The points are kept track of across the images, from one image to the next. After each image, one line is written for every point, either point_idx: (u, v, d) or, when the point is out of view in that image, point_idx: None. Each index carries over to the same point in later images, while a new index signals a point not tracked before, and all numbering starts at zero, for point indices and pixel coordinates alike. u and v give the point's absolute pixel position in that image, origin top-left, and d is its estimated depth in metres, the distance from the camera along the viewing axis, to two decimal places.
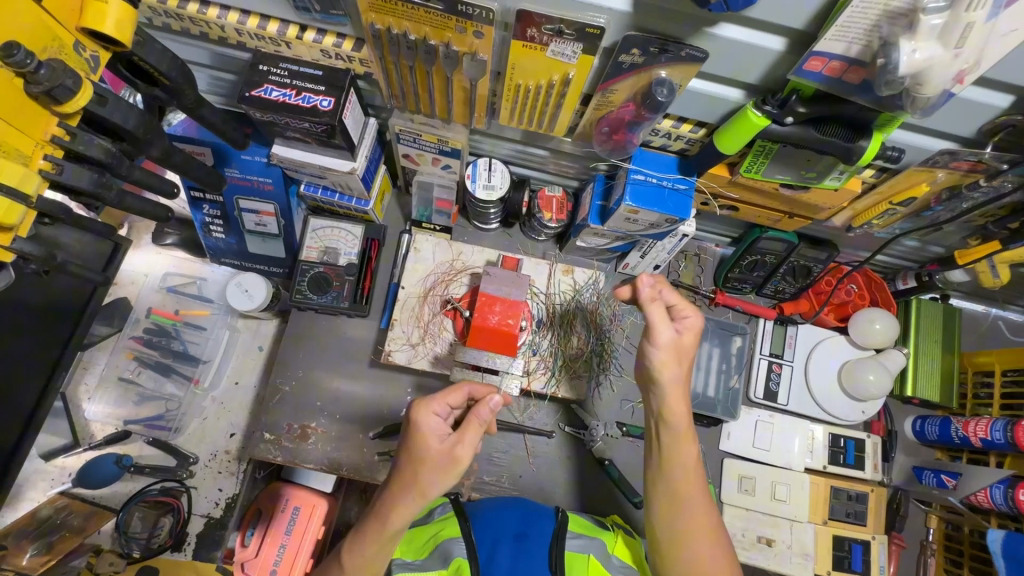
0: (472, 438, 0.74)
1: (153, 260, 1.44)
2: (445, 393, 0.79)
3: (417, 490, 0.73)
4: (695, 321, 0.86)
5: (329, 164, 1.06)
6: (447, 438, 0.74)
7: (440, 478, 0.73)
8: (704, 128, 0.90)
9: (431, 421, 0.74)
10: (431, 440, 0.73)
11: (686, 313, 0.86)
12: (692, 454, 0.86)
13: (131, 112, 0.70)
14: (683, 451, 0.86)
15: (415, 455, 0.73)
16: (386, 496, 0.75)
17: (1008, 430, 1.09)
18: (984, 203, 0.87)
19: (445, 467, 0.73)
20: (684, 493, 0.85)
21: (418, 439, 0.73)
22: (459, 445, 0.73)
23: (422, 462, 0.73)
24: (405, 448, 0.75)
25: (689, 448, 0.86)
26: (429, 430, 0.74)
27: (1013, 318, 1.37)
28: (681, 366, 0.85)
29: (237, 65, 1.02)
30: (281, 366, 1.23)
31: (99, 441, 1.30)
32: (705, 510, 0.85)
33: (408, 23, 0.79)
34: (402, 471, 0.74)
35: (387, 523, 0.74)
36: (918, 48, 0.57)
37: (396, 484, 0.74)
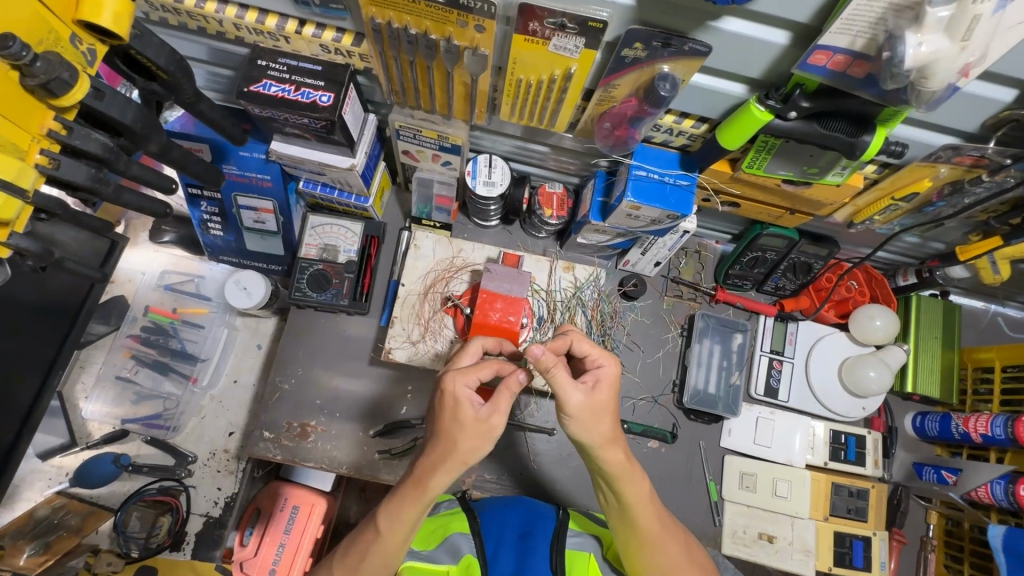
0: (504, 405, 0.73)
1: (150, 257, 1.42)
2: (474, 366, 0.76)
3: (456, 456, 0.73)
4: (610, 369, 0.78)
5: (328, 160, 1.05)
6: (481, 407, 0.74)
7: (477, 444, 0.73)
8: (706, 123, 0.90)
9: (466, 391, 0.74)
10: (466, 407, 0.72)
11: (605, 363, 0.79)
12: (642, 492, 0.80)
13: (128, 106, 0.69)
14: (631, 491, 0.79)
15: (450, 422, 0.73)
16: (422, 462, 0.75)
17: (1008, 426, 1.09)
18: (986, 198, 0.87)
19: (479, 433, 0.73)
20: (652, 536, 0.81)
21: (452, 406, 0.73)
22: (493, 414, 0.73)
23: (457, 427, 0.73)
24: (438, 416, 0.75)
25: (632, 487, 0.79)
26: (464, 399, 0.73)
27: (1013, 313, 1.37)
28: (607, 419, 0.76)
29: (236, 61, 1.01)
30: (281, 365, 1.22)
31: (96, 440, 1.29)
32: (677, 543, 0.83)
33: (409, 17, 0.78)
34: (438, 438, 0.74)
35: (427, 486, 0.74)
36: (924, 41, 0.57)
37: (433, 451, 0.74)
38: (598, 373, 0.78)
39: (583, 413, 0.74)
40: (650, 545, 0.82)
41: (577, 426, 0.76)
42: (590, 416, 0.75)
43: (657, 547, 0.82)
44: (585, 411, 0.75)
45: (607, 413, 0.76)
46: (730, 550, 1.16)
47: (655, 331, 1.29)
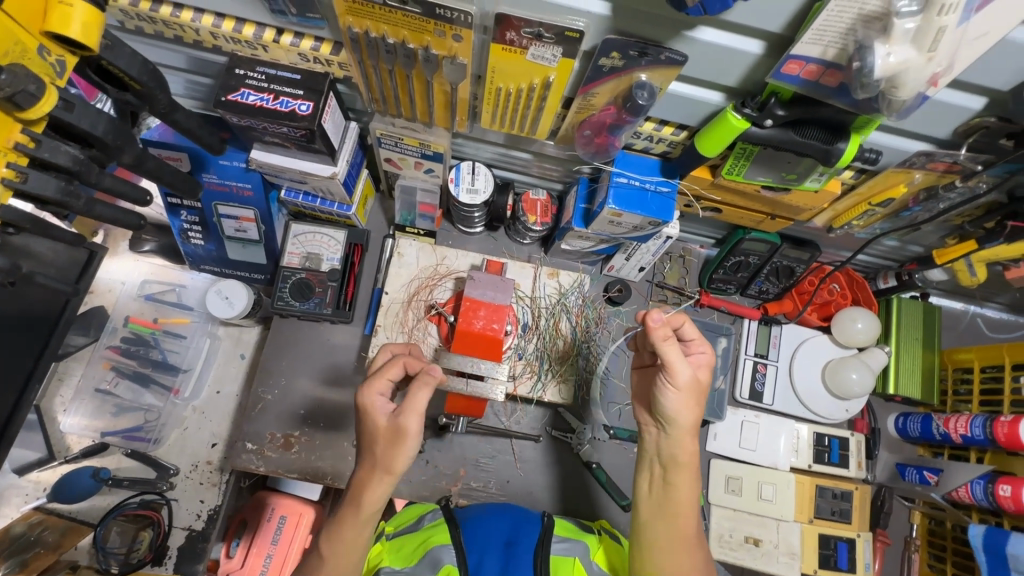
0: (415, 407, 0.74)
1: (130, 267, 1.40)
2: (378, 373, 0.80)
3: (379, 468, 0.76)
4: (707, 358, 0.85)
5: (309, 169, 1.04)
6: (391, 413, 0.77)
7: (393, 449, 0.75)
8: (686, 130, 0.90)
9: (375, 400, 0.78)
10: (376, 415, 0.77)
11: (704, 350, 0.85)
12: (692, 492, 0.85)
13: (100, 118, 0.68)
14: (683, 490, 0.84)
15: (366, 434, 0.77)
16: (356, 480, 0.78)
17: (987, 426, 1.11)
18: (960, 203, 0.88)
19: (395, 441, 0.75)
20: (684, 535, 0.82)
21: (364, 417, 0.78)
22: (400, 416, 0.75)
23: (374, 437, 0.76)
24: (361, 430, 0.79)
25: (688, 483, 0.84)
26: (374, 407, 0.78)
27: (991, 314, 1.39)
28: (698, 405, 0.83)
29: (214, 69, 1.00)
30: (264, 375, 1.21)
31: (75, 454, 1.26)
32: (697, 549, 0.83)
33: (387, 27, 0.78)
34: (363, 454, 0.78)
35: (360, 501, 0.77)
36: (892, 52, 0.58)
37: (362, 467, 0.78)
38: (699, 358, 0.85)
39: (681, 389, 0.81)
40: (681, 541, 0.82)
41: (672, 399, 0.82)
42: (682, 394, 0.81)
43: (682, 547, 0.82)
44: (685, 388, 0.81)
45: (693, 404, 0.83)
46: (717, 554, 1.16)
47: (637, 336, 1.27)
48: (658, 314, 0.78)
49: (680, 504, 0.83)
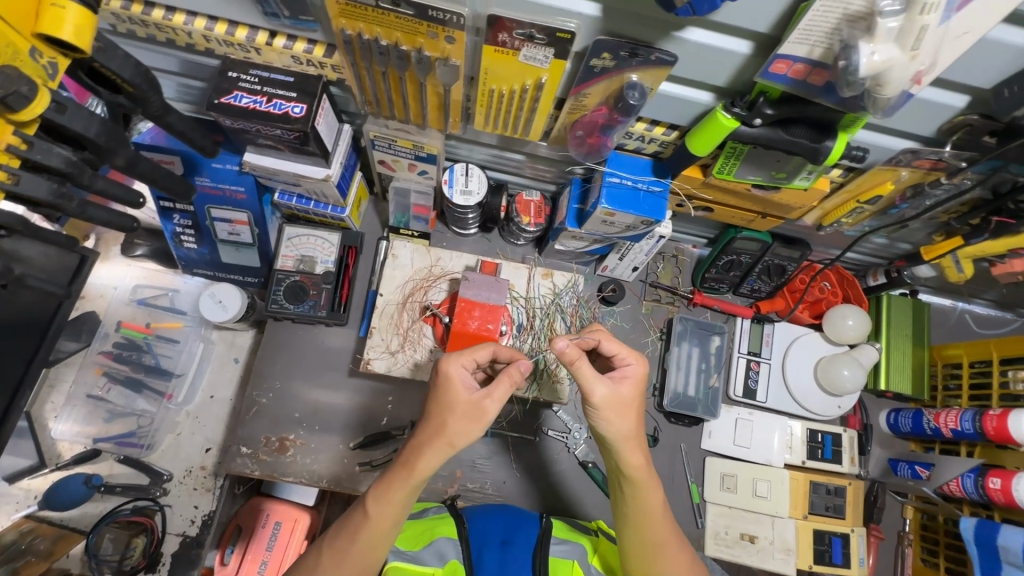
0: (500, 392, 0.76)
1: (122, 272, 1.39)
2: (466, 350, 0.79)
3: (443, 438, 0.74)
4: (637, 369, 0.81)
5: (303, 171, 1.04)
6: (477, 392, 0.75)
7: (469, 428, 0.74)
8: (677, 130, 0.92)
9: (462, 373, 0.76)
10: (461, 388, 0.74)
11: (632, 363, 0.81)
12: (657, 498, 0.81)
13: (93, 120, 0.69)
14: (651, 501, 0.81)
15: (444, 402, 0.75)
16: (414, 443, 0.75)
17: (976, 420, 1.12)
18: (945, 200, 0.90)
19: (470, 416, 0.74)
20: (659, 545, 0.81)
21: (448, 387, 0.75)
22: (488, 398, 0.75)
23: (449, 409, 0.74)
24: (433, 396, 0.76)
25: (651, 493, 0.81)
26: (458, 378, 0.75)
27: (979, 311, 1.41)
28: (630, 417, 0.78)
29: (206, 73, 1.00)
30: (258, 379, 1.21)
31: (67, 460, 1.25)
32: (680, 552, 0.83)
33: (379, 29, 0.78)
34: (429, 419, 0.75)
35: (414, 468, 0.74)
36: (877, 51, 0.59)
37: (423, 432, 0.75)
38: (625, 371, 0.81)
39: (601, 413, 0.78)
40: (658, 553, 0.81)
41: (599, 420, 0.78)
42: (608, 414, 0.77)
43: (659, 557, 0.81)
44: (609, 405, 0.77)
45: (630, 412, 0.78)
46: (713, 551, 1.17)
47: (635, 337, 1.30)
48: (564, 339, 0.77)
49: (648, 515, 0.81)
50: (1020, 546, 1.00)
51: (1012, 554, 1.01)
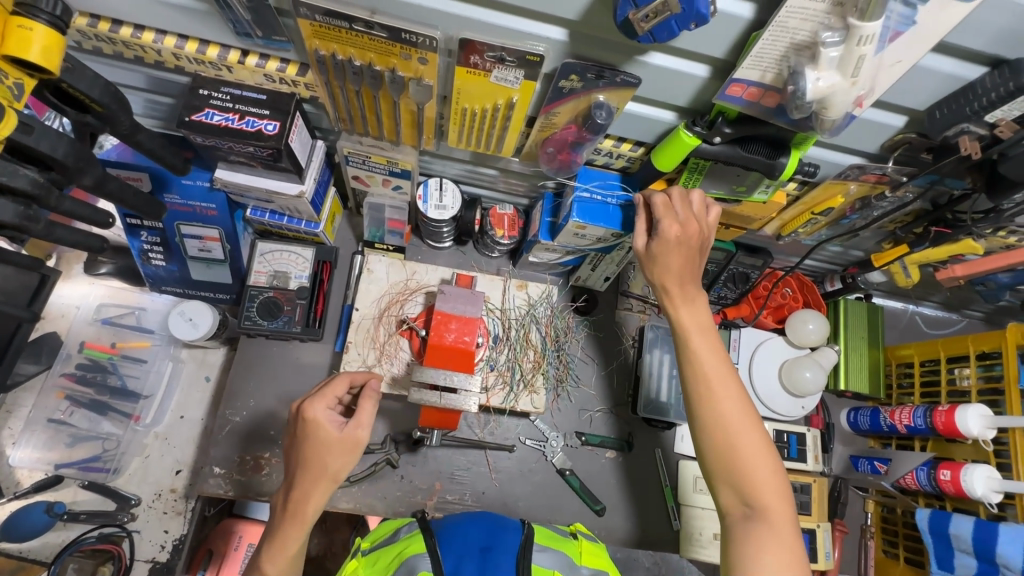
0: (366, 417, 0.82)
1: (85, 291, 1.36)
2: (325, 389, 0.83)
3: (326, 478, 0.79)
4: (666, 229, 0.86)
5: (275, 188, 1.04)
6: (345, 425, 0.81)
7: (347, 460, 0.80)
8: (643, 147, 0.96)
9: (327, 413, 0.81)
10: (329, 428, 0.80)
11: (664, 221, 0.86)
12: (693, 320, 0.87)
13: (60, 140, 0.68)
14: (696, 342, 0.86)
15: (315, 447, 0.80)
16: (296, 492, 0.79)
17: (927, 416, 1.19)
18: (891, 211, 0.96)
19: (347, 449, 0.80)
20: (708, 389, 0.83)
21: (316, 431, 0.80)
22: (358, 427, 0.81)
23: (323, 450, 0.80)
24: (302, 442, 0.81)
25: (687, 312, 0.88)
26: (325, 420, 0.80)
27: (929, 312, 1.50)
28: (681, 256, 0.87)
29: (176, 90, 0.99)
30: (231, 397, 1.19)
31: (26, 488, 1.21)
32: (733, 396, 0.83)
33: (353, 50, 0.80)
34: (306, 467, 0.79)
35: (305, 515, 0.79)
36: (821, 77, 0.64)
37: (303, 479, 0.79)
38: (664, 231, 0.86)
39: (649, 253, 0.89)
40: (708, 401, 0.83)
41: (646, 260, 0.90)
42: (665, 247, 0.87)
43: (712, 401, 0.82)
44: (664, 242, 0.86)
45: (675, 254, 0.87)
46: (688, 553, 1.20)
47: (610, 344, 1.34)
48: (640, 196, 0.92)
49: (696, 349, 0.86)
50: (969, 533, 1.06)
51: (963, 541, 1.07)
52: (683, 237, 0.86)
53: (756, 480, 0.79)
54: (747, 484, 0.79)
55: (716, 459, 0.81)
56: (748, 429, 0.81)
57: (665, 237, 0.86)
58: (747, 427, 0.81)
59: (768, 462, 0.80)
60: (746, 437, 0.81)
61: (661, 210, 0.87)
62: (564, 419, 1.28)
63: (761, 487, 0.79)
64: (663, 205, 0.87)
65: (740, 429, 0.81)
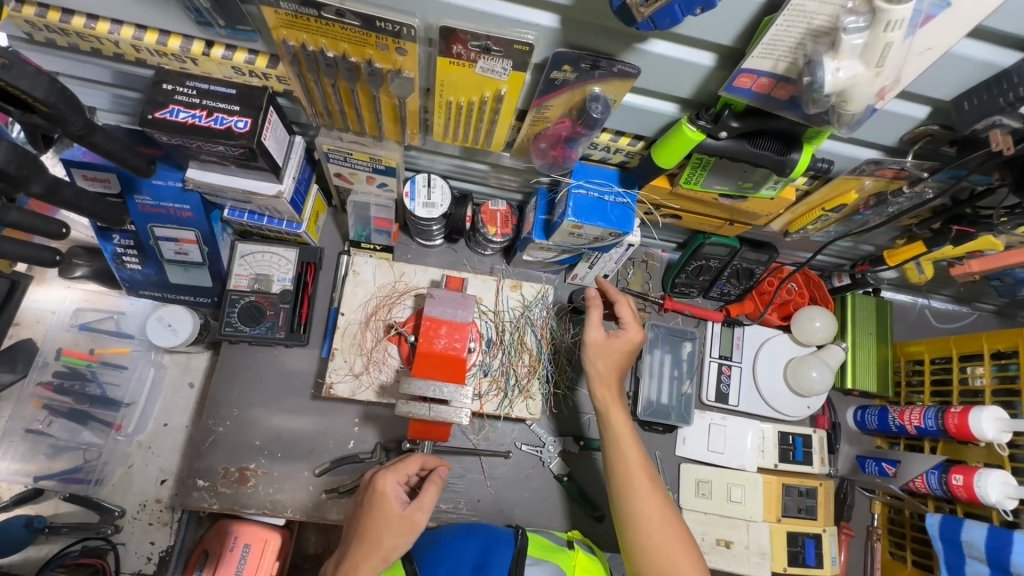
0: (428, 499, 0.86)
1: (60, 295, 1.31)
2: (400, 465, 0.89)
3: (378, 554, 0.80)
4: (633, 332, 1.01)
5: (252, 187, 0.98)
6: (408, 505, 0.85)
7: (402, 541, 0.82)
8: (643, 141, 0.89)
9: (396, 489, 0.86)
10: (395, 504, 0.83)
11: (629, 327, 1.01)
12: (623, 425, 0.94)
13: (0, 147, 0.62)
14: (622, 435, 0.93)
15: (377, 520, 0.82)
16: (349, 561, 0.81)
17: (939, 417, 1.14)
18: (908, 208, 0.90)
19: (402, 528, 0.82)
20: (631, 480, 0.88)
21: (383, 502, 0.84)
22: (418, 509, 0.84)
23: (383, 525, 0.82)
24: (367, 513, 0.84)
25: (618, 415, 0.96)
26: (393, 494, 0.85)
27: (939, 306, 1.44)
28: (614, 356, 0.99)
29: (141, 84, 0.92)
30: (214, 407, 1.14)
31: (6, 502, 1.17)
32: (654, 494, 0.87)
33: (324, 40, 0.73)
34: (364, 537, 0.81)
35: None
36: (841, 67, 0.57)
37: (359, 548, 0.81)
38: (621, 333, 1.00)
39: (603, 343, 0.99)
40: (629, 493, 0.88)
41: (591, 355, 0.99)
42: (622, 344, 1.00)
43: (634, 495, 0.87)
44: (609, 348, 0.99)
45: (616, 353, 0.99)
46: None
47: None
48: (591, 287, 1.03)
49: (621, 438, 0.92)
50: (981, 542, 1.02)
51: (976, 549, 1.03)
52: (633, 345, 1.00)
53: (674, 569, 0.81)
54: (664, 563, 0.82)
55: (636, 539, 0.84)
56: (667, 516, 0.86)
57: (624, 339, 1.00)
58: (661, 512, 0.86)
59: (685, 552, 0.83)
60: (665, 529, 0.84)
61: (626, 317, 1.01)
62: (562, 423, 1.24)
63: (678, 563, 0.82)
64: (629, 312, 1.02)
65: (662, 524, 0.85)
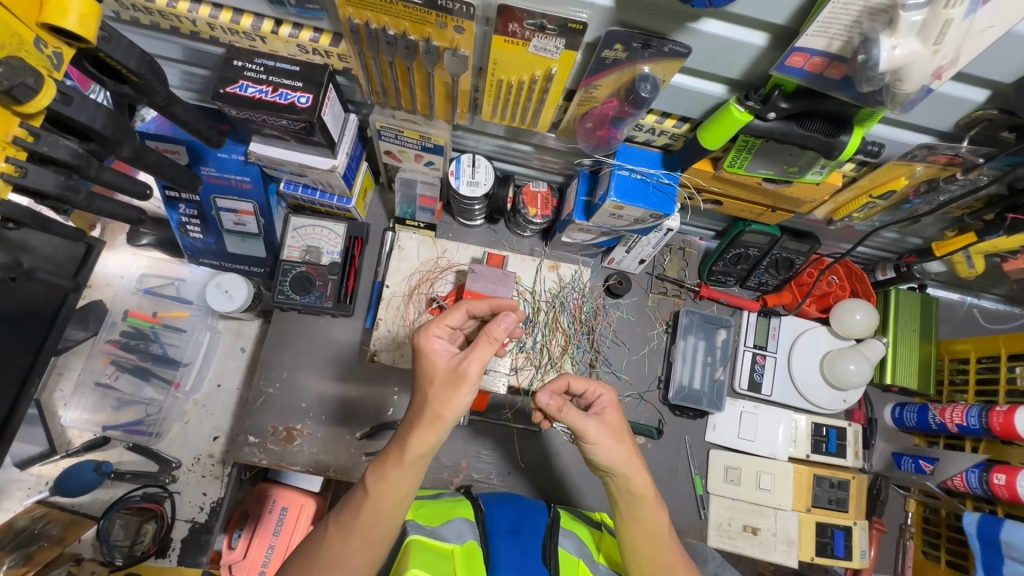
0: (478, 351, 0.73)
1: (128, 261, 1.40)
2: (441, 320, 0.78)
3: (429, 410, 0.72)
4: (609, 396, 0.81)
5: (308, 162, 1.03)
6: (452, 356, 0.74)
7: (452, 392, 0.71)
8: (688, 123, 0.91)
9: (436, 341, 0.75)
10: (436, 359, 0.73)
11: (603, 392, 0.82)
12: (661, 522, 0.79)
13: (98, 111, 0.69)
14: (665, 542, 0.78)
15: (426, 377, 0.74)
16: (407, 425, 0.74)
17: (982, 416, 1.11)
18: (961, 196, 0.89)
19: (450, 384, 0.72)
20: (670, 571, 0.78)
21: (424, 360, 0.74)
22: (465, 360, 0.72)
23: (429, 382, 0.73)
24: (417, 376, 0.76)
25: (654, 508, 0.78)
26: (433, 349, 0.75)
27: (988, 305, 1.40)
28: (622, 443, 0.77)
29: (211, 62, 0.99)
30: (265, 369, 1.21)
31: (77, 447, 1.27)
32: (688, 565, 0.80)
33: (387, 18, 0.77)
34: (415, 397, 0.74)
35: (408, 444, 0.72)
36: (898, 45, 0.58)
37: (412, 411, 0.74)
38: (600, 405, 0.81)
39: (605, 431, 0.77)
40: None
41: (599, 453, 0.76)
42: (614, 420, 0.79)
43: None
44: (614, 431, 0.78)
45: (622, 438, 0.78)
46: (715, 542, 1.19)
47: (641, 328, 1.30)
48: (542, 392, 0.78)
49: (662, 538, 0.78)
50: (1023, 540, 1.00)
51: (1015, 549, 1.01)
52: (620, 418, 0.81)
53: None
54: None
55: None
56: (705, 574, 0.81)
57: (610, 416, 0.79)
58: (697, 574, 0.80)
59: None
60: None
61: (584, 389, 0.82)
62: None
63: None
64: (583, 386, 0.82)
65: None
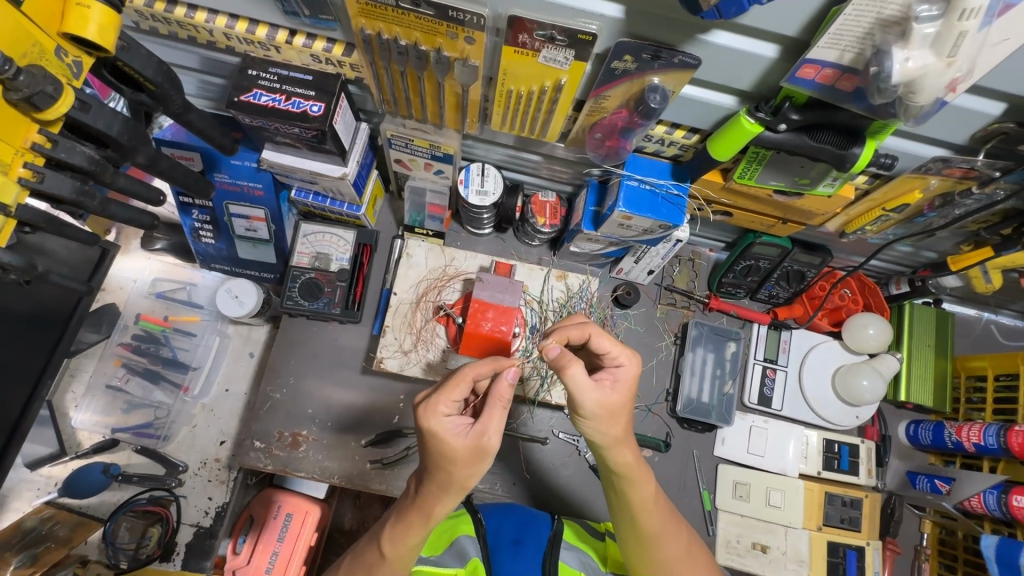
0: (492, 422, 0.70)
1: (142, 265, 1.42)
2: (447, 390, 0.71)
3: (454, 485, 0.71)
4: (631, 368, 0.76)
5: (319, 169, 1.04)
6: (468, 432, 0.70)
7: (473, 467, 0.70)
8: (698, 134, 0.90)
9: (446, 422, 0.70)
10: (451, 441, 0.69)
11: (624, 363, 0.76)
12: (648, 492, 0.79)
13: (116, 118, 0.70)
14: (653, 515, 0.80)
15: (442, 457, 0.70)
16: (427, 495, 0.73)
17: (1001, 435, 1.08)
18: (976, 210, 0.87)
19: (473, 461, 0.70)
20: (663, 539, 0.81)
21: (436, 442, 0.70)
22: (484, 435, 0.69)
23: (447, 461, 0.70)
24: (427, 451, 0.72)
25: (643, 480, 0.78)
26: (445, 430, 0.69)
27: (1006, 321, 1.37)
28: (619, 424, 0.74)
29: (227, 70, 1.00)
30: (272, 374, 1.22)
31: (86, 449, 1.28)
32: (681, 534, 0.83)
33: (398, 29, 0.78)
34: (431, 472, 0.72)
35: (432, 513, 0.74)
36: (911, 57, 0.58)
37: (432, 485, 0.72)
38: (616, 373, 0.76)
39: (609, 407, 0.72)
40: (656, 542, 0.81)
41: (593, 428, 0.74)
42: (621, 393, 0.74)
43: (662, 540, 0.81)
44: (614, 409, 0.73)
45: (622, 417, 0.74)
46: (724, 559, 1.16)
47: (649, 339, 1.29)
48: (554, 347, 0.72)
49: (647, 502, 0.79)
50: None
51: None
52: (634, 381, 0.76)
53: None
54: None
55: None
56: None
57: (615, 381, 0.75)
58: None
59: None
60: None
61: (605, 345, 0.77)
62: None
63: None
64: (608, 344, 0.77)
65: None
